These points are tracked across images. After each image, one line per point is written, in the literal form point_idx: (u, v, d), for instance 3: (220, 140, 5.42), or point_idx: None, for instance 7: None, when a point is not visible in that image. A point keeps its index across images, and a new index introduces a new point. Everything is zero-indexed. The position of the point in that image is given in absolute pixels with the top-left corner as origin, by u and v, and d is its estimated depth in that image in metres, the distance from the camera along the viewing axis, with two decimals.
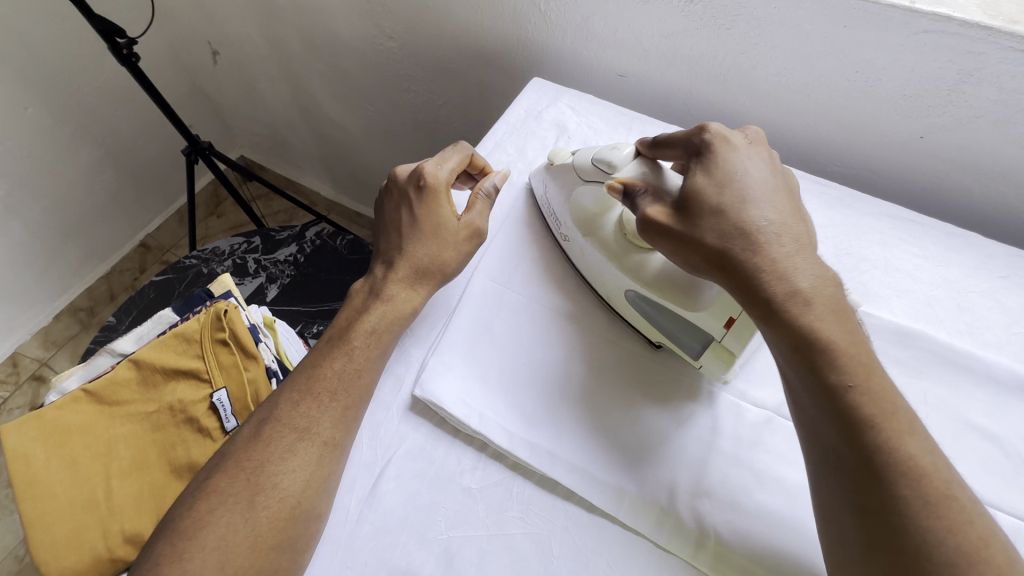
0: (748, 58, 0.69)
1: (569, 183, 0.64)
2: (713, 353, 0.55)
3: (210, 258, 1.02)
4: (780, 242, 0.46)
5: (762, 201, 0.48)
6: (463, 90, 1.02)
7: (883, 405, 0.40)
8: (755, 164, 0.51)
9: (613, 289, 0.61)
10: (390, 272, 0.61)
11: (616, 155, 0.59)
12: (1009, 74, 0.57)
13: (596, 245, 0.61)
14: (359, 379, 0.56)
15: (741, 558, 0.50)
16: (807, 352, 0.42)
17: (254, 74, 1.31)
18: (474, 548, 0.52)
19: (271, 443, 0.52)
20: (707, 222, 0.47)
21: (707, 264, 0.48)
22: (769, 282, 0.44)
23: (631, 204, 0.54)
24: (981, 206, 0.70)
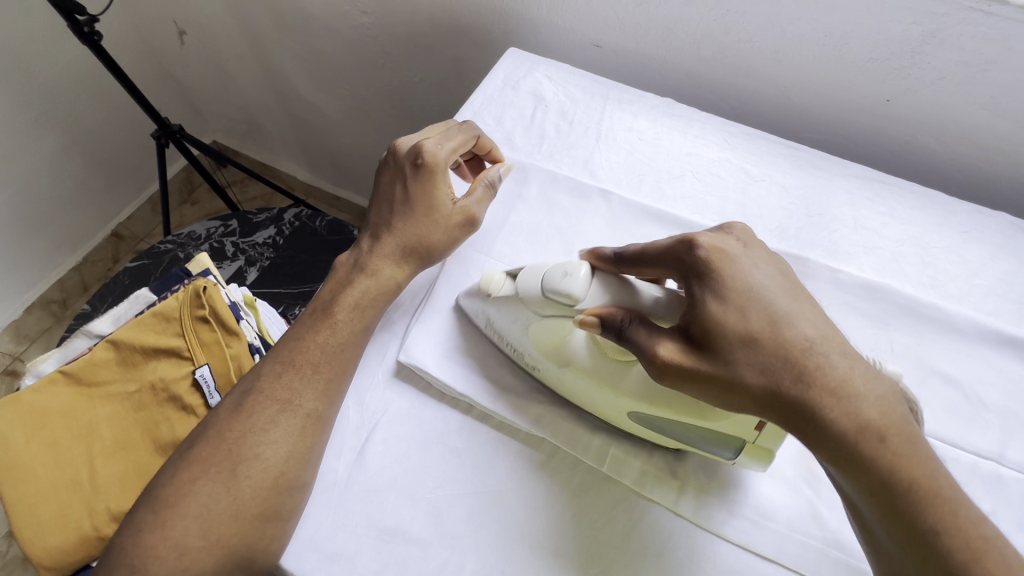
0: (721, 24, 0.67)
1: (520, 314, 0.50)
2: (750, 454, 0.45)
3: (187, 242, 1.11)
4: (830, 358, 0.38)
5: (794, 314, 0.40)
6: (439, 65, 1.01)
7: (972, 544, 0.33)
8: (763, 269, 0.42)
9: (612, 411, 0.48)
10: (376, 244, 0.54)
11: (574, 282, 0.45)
12: (969, 35, 0.57)
13: (575, 372, 0.48)
14: (345, 350, 0.50)
15: (723, 508, 0.46)
16: (890, 497, 0.35)
17: (223, 55, 1.30)
18: (462, 505, 0.46)
19: (252, 413, 0.46)
20: (743, 360, 0.39)
21: (758, 409, 0.39)
22: (834, 419, 0.37)
23: (619, 338, 0.42)
24: (944, 167, 0.68)
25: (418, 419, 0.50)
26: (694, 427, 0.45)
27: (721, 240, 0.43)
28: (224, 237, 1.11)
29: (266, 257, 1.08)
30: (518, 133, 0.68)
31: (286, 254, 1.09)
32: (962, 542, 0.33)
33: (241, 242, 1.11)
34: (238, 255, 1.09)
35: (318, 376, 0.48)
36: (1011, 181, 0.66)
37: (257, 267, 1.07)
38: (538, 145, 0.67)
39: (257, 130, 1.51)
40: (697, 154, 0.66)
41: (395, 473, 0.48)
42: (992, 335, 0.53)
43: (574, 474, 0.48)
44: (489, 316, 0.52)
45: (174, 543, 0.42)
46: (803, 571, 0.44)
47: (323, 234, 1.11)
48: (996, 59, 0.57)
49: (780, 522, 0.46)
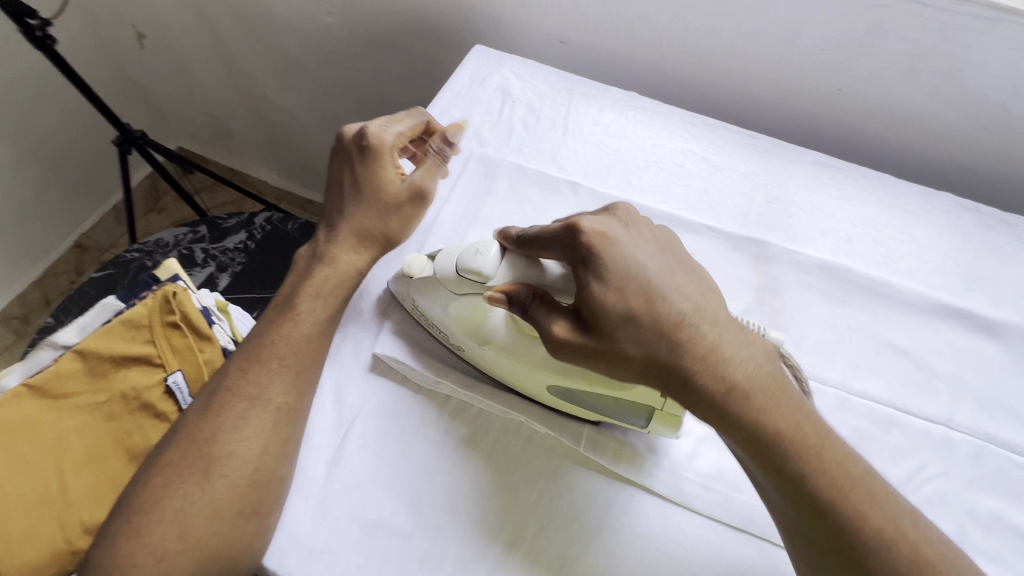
0: (680, 19, 0.69)
1: (439, 297, 0.51)
2: (659, 420, 0.47)
3: (154, 250, 1.09)
4: (700, 326, 0.39)
5: (668, 286, 0.41)
6: (407, 64, 1.01)
7: (836, 485, 0.36)
8: (641, 247, 0.42)
9: (532, 386, 0.50)
10: (330, 233, 0.54)
11: (484, 260, 0.46)
12: (911, 26, 0.60)
13: (495, 351, 0.49)
14: (313, 342, 0.50)
15: (695, 482, 0.48)
16: (760, 451, 0.38)
17: (186, 58, 1.27)
18: (443, 494, 0.47)
19: (221, 413, 0.46)
20: (623, 335, 0.40)
21: (641, 377, 0.40)
22: (705, 380, 0.38)
23: (523, 313, 0.44)
24: (894, 151, 0.72)
25: (395, 413, 0.51)
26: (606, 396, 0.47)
27: (601, 222, 0.43)
28: (194, 244, 1.09)
29: (237, 263, 1.07)
30: (486, 129, 0.69)
31: (258, 259, 1.07)
32: (829, 487, 0.36)
33: (211, 248, 1.09)
34: (209, 261, 1.07)
35: (287, 369, 0.48)
36: (956, 164, 0.69)
37: (229, 273, 1.05)
38: (506, 140, 0.68)
39: (223, 135, 1.48)
40: (661, 145, 0.67)
41: (375, 467, 0.48)
42: (940, 308, 0.56)
43: (551, 459, 0.49)
44: (413, 299, 0.53)
45: (155, 549, 0.42)
46: (770, 538, 0.46)
47: (295, 238, 1.10)
48: (936, 48, 0.60)
49: (747, 493, 0.48)
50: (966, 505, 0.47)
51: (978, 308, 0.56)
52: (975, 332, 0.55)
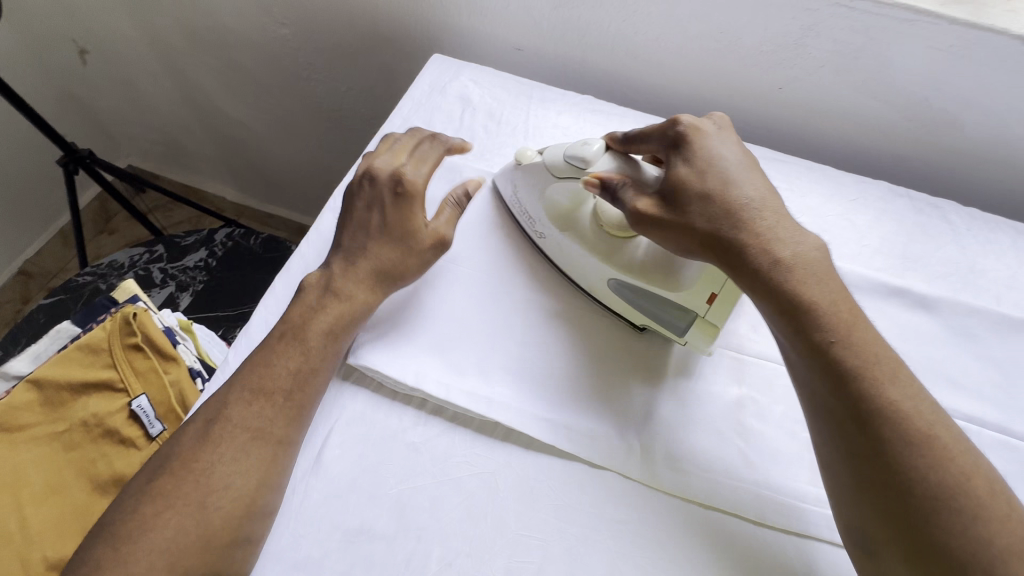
0: (630, 25, 0.72)
1: (540, 182, 0.58)
2: (699, 331, 0.52)
3: (108, 272, 1.05)
4: (761, 211, 0.46)
5: (741, 181, 0.48)
6: (366, 74, 1.01)
7: (866, 358, 0.41)
8: (729, 145, 0.51)
9: (593, 279, 0.57)
10: (347, 268, 0.54)
11: (589, 149, 0.53)
12: (840, 27, 0.64)
13: (573, 238, 0.57)
14: (317, 376, 0.49)
15: (669, 466, 0.50)
16: (794, 316, 0.43)
17: (133, 73, 1.24)
18: (424, 495, 0.48)
19: (219, 444, 0.45)
20: (696, 209, 0.47)
21: (702, 250, 0.47)
22: (755, 253, 0.45)
23: (613, 199, 0.51)
24: (833, 144, 0.77)
25: (372, 420, 0.51)
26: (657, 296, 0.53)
27: (700, 123, 0.52)
28: (151, 264, 1.07)
29: (198, 281, 1.04)
30: (448, 136, 0.70)
31: (219, 276, 1.05)
32: (859, 356, 0.41)
33: (170, 267, 1.06)
34: (168, 280, 1.04)
35: (292, 403, 0.48)
36: (888, 154, 0.75)
37: (190, 292, 1.03)
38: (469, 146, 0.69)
39: (178, 151, 1.44)
40: None
41: (354, 474, 0.48)
42: (880, 287, 0.60)
43: (528, 453, 0.50)
44: (516, 188, 0.61)
45: None
46: (741, 514, 0.48)
47: (258, 252, 1.08)
48: (863, 48, 0.65)
49: (718, 472, 0.50)
50: None
51: (915, 286, 0.61)
52: (913, 307, 0.60)
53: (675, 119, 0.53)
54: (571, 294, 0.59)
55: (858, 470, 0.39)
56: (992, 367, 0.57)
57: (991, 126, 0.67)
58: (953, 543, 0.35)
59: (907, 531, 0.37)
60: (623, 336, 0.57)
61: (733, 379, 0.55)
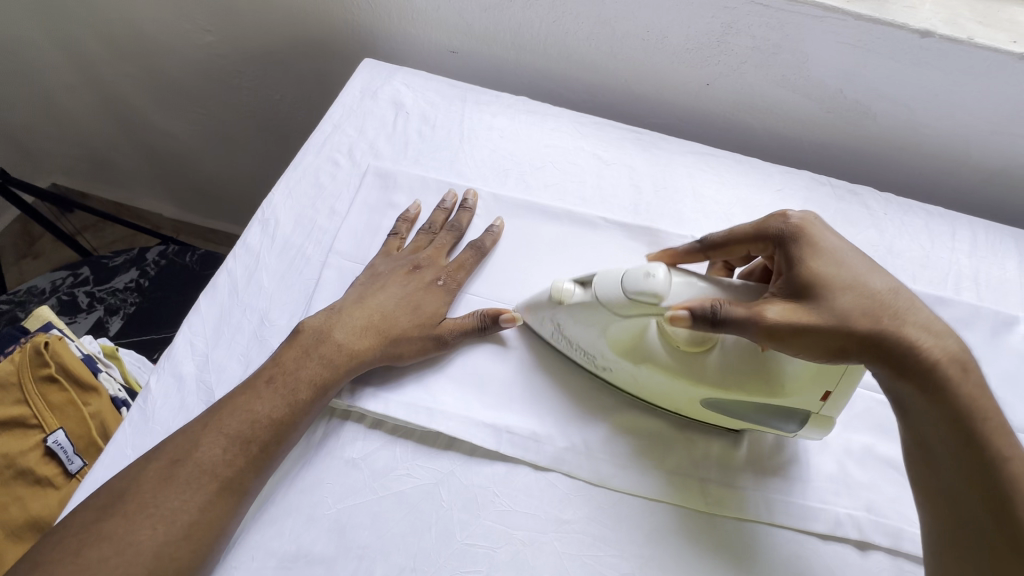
0: (560, 25, 0.73)
1: (596, 320, 0.50)
2: (810, 426, 0.49)
3: (27, 298, 0.98)
4: (912, 305, 0.44)
5: (878, 274, 0.46)
6: (300, 81, 0.98)
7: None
8: (842, 238, 0.48)
9: (682, 399, 0.50)
10: (347, 337, 0.51)
11: (658, 281, 0.45)
12: (757, 25, 0.67)
13: (651, 370, 0.49)
14: (296, 429, 0.47)
15: (612, 461, 0.50)
16: (964, 426, 0.40)
17: (49, 86, 1.16)
18: (365, 512, 0.46)
19: (181, 491, 0.42)
20: (850, 304, 0.43)
21: (862, 349, 0.43)
22: (931, 353, 0.42)
23: (712, 326, 0.44)
24: (761, 138, 0.79)
25: (308, 438, 0.49)
26: (763, 405, 0.48)
27: (807, 213, 0.50)
28: (76, 288, 1.00)
29: (130, 303, 0.98)
30: (381, 142, 0.69)
31: (153, 296, 0.99)
32: (1018, 474, 0.39)
33: (97, 290, 0.99)
34: (95, 305, 0.98)
35: (265, 455, 0.46)
36: (812, 145, 0.78)
37: (121, 315, 0.97)
38: (402, 151, 0.68)
39: (106, 167, 1.36)
40: (554, 146, 0.70)
41: (291, 496, 0.47)
42: None
43: (472, 460, 0.49)
44: (557, 321, 0.53)
45: None
46: (684, 503, 0.49)
47: (194, 270, 1.03)
48: (780, 44, 0.68)
49: (662, 463, 0.50)
50: (843, 444, 0.53)
51: None
52: None
53: (782, 214, 0.49)
54: (511, 295, 0.59)
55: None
56: None
57: (901, 115, 0.71)
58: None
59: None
60: None
61: None
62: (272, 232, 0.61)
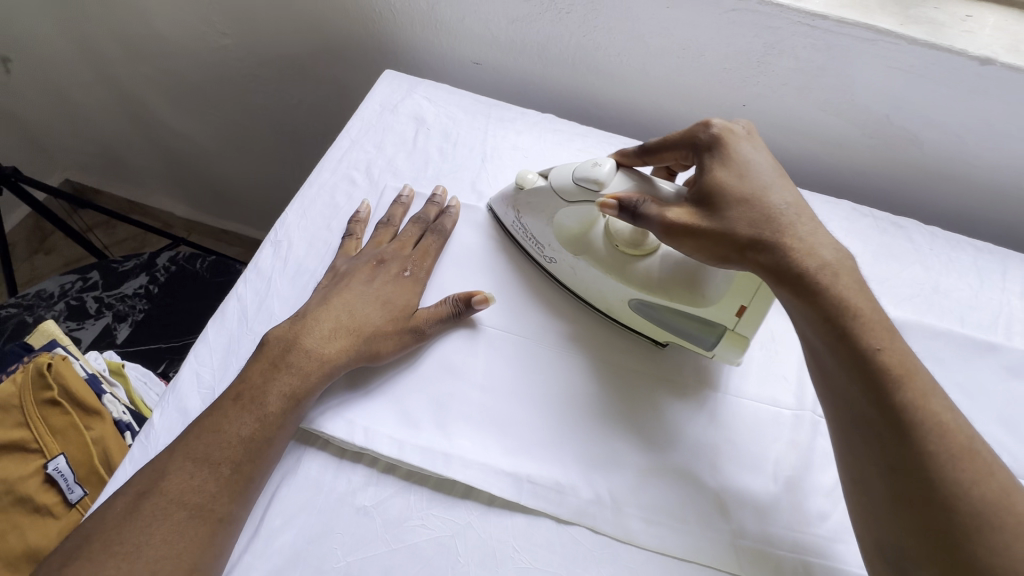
0: (590, 40, 0.70)
1: (546, 207, 0.55)
2: (727, 343, 0.51)
3: (35, 303, 0.96)
4: (800, 217, 0.45)
5: (776, 186, 0.47)
6: (317, 88, 0.96)
7: (905, 364, 0.38)
8: (763, 151, 0.49)
9: (614, 300, 0.54)
10: (315, 341, 0.49)
11: (602, 170, 0.50)
12: (802, 45, 0.63)
13: (589, 261, 0.54)
14: (271, 448, 0.46)
15: (638, 517, 0.47)
16: (836, 322, 0.40)
17: (63, 83, 1.14)
18: (376, 568, 0.43)
19: (150, 523, 0.40)
20: (736, 213, 0.45)
21: (740, 255, 0.44)
22: (801, 257, 0.42)
23: (635, 219, 0.48)
24: (797, 163, 0.76)
25: (319, 482, 0.47)
26: (681, 313, 0.51)
27: (734, 126, 0.51)
28: (84, 292, 0.98)
29: (138, 310, 0.96)
30: (401, 159, 0.66)
31: (161, 304, 0.97)
32: (897, 362, 0.38)
33: (106, 296, 0.98)
34: (103, 311, 0.96)
35: (239, 477, 0.44)
36: (852, 172, 0.74)
37: (129, 322, 0.95)
38: (421, 169, 0.65)
39: (119, 165, 1.35)
40: None
41: (298, 545, 0.44)
42: None
43: (491, 511, 0.46)
44: (517, 213, 0.58)
45: None
46: (716, 566, 0.45)
47: (204, 278, 1.01)
48: (826, 66, 0.64)
49: (693, 521, 0.47)
50: None
51: None
52: None
53: (705, 124, 0.51)
54: (534, 328, 0.56)
55: (895, 483, 0.36)
56: (959, 393, 0.56)
57: (950, 143, 0.67)
58: (995, 563, 0.33)
59: (949, 552, 0.34)
60: (589, 372, 0.53)
61: (707, 420, 0.52)
62: (284, 256, 0.58)
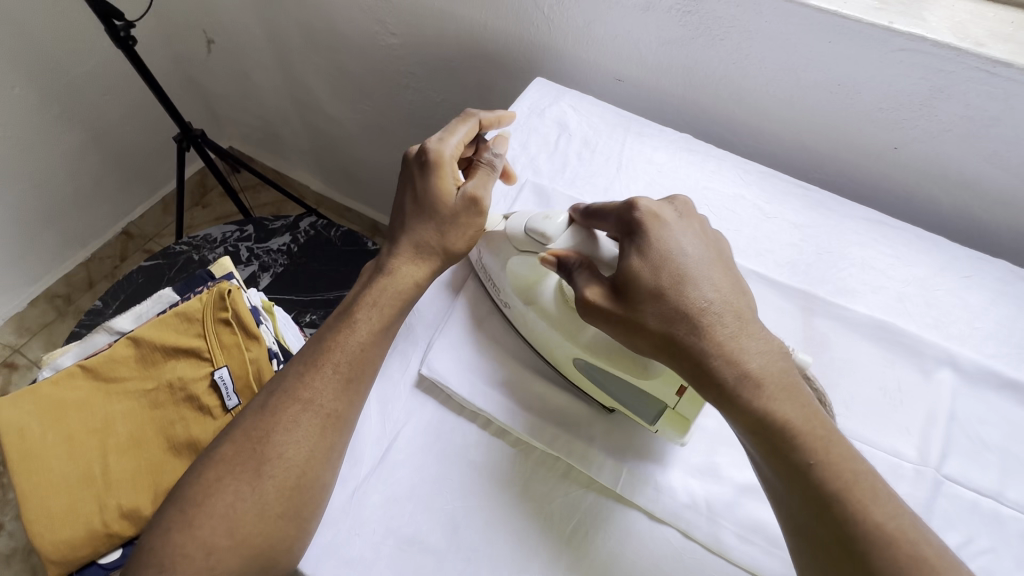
0: (740, 68, 0.71)
1: (505, 251, 0.56)
2: (668, 421, 0.49)
3: (201, 244, 1.13)
4: (723, 317, 0.44)
5: (703, 278, 0.45)
6: (462, 90, 1.05)
7: (842, 478, 0.38)
8: (686, 239, 0.48)
9: (558, 354, 0.53)
10: (393, 248, 0.56)
11: (550, 223, 0.52)
12: (974, 92, 0.60)
13: (536, 313, 0.54)
14: (367, 352, 0.51)
15: (733, 533, 0.47)
16: (765, 432, 0.40)
17: (248, 64, 1.34)
18: (479, 517, 0.47)
19: (276, 413, 0.47)
20: (648, 307, 0.44)
21: (659, 351, 0.44)
22: (720, 365, 0.42)
23: (568, 276, 0.49)
24: (946, 214, 0.72)
25: (439, 431, 0.52)
26: (621, 379, 0.50)
27: (659, 209, 0.49)
28: (239, 242, 1.13)
29: (279, 264, 1.10)
30: (543, 159, 0.71)
31: (299, 261, 1.11)
32: (819, 456, 0.39)
33: (255, 247, 1.12)
34: (252, 259, 1.11)
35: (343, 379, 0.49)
36: (1010, 231, 0.69)
37: (271, 273, 1.09)
38: (561, 172, 0.70)
39: (275, 139, 1.54)
40: (711, 189, 0.69)
41: (414, 481, 0.49)
42: (989, 376, 0.55)
43: (588, 491, 0.50)
44: (480, 253, 0.59)
45: (202, 542, 0.43)
46: None
47: (337, 244, 1.13)
48: (999, 116, 0.61)
49: (789, 550, 0.46)
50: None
51: None
52: None
53: (631, 204, 0.49)
54: None
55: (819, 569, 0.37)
56: None
57: None
58: None
59: None
60: None
61: None
62: None
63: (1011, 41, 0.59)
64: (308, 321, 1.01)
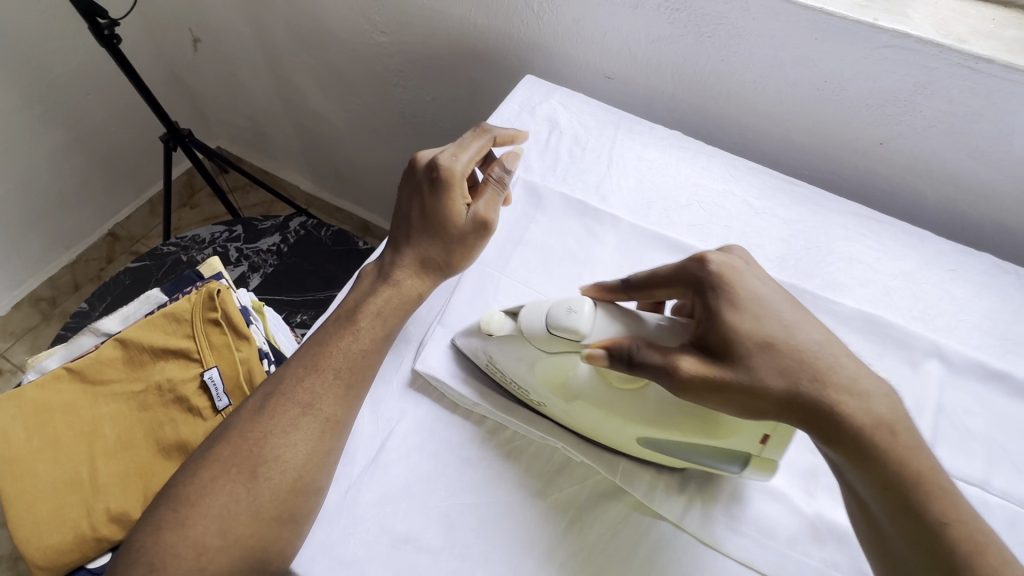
0: (728, 65, 0.72)
1: (523, 353, 0.49)
2: (754, 467, 0.46)
3: (190, 245, 1.12)
4: (839, 359, 0.42)
5: (799, 321, 0.43)
6: (452, 88, 1.04)
7: (970, 534, 0.37)
8: (766, 281, 0.45)
9: (620, 439, 0.48)
10: (397, 256, 0.55)
11: (579, 317, 0.45)
12: (958, 88, 0.61)
13: (583, 406, 0.47)
14: (367, 357, 0.51)
15: (726, 524, 0.47)
16: (897, 492, 0.38)
17: (236, 63, 1.33)
18: (474, 514, 0.47)
19: (273, 416, 0.47)
20: (760, 364, 0.41)
21: (778, 411, 0.41)
22: (852, 415, 0.40)
23: (630, 367, 0.43)
24: (931, 208, 0.73)
25: (433, 429, 0.52)
26: (699, 445, 0.46)
27: (729, 258, 0.47)
28: (228, 243, 1.12)
29: (269, 264, 1.09)
30: (533, 156, 0.71)
31: (289, 261, 1.10)
32: (946, 511, 0.38)
33: (245, 247, 1.11)
34: (242, 260, 1.10)
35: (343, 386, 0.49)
36: (993, 225, 0.70)
37: (261, 273, 1.08)
38: (552, 169, 0.70)
39: (264, 139, 1.53)
40: (701, 185, 0.69)
41: (409, 480, 0.49)
42: (975, 368, 0.56)
43: (582, 487, 0.50)
44: (489, 352, 0.51)
45: (193, 542, 0.42)
46: None
47: (327, 244, 1.12)
48: (982, 112, 0.62)
49: (781, 540, 0.47)
50: None
51: (1016, 372, 0.56)
52: (1012, 396, 0.55)
53: (699, 260, 0.46)
54: None
55: None
56: None
57: None
58: None
59: None
60: None
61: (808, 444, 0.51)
62: None
63: (992, 38, 0.60)
64: (299, 321, 1.01)
